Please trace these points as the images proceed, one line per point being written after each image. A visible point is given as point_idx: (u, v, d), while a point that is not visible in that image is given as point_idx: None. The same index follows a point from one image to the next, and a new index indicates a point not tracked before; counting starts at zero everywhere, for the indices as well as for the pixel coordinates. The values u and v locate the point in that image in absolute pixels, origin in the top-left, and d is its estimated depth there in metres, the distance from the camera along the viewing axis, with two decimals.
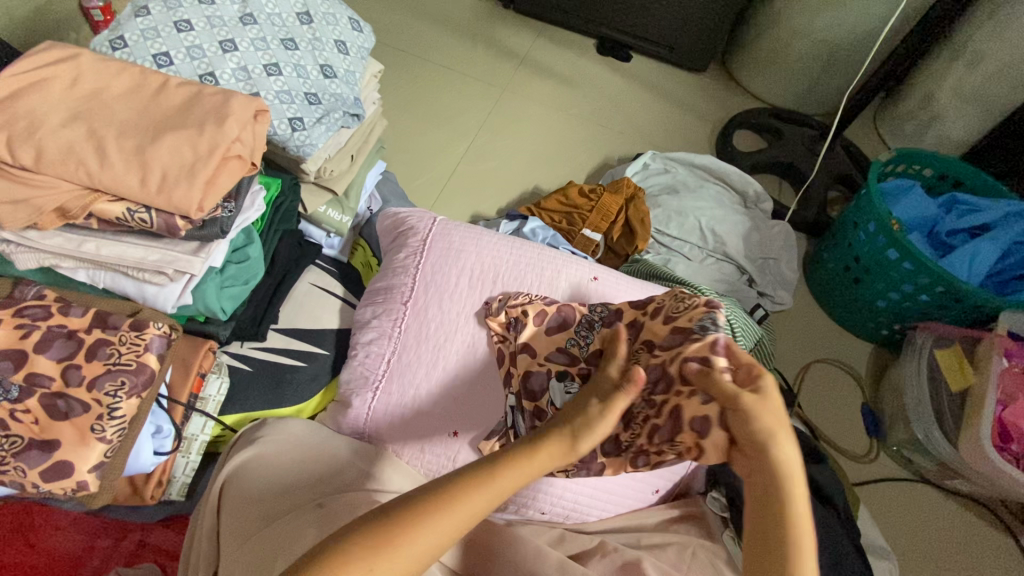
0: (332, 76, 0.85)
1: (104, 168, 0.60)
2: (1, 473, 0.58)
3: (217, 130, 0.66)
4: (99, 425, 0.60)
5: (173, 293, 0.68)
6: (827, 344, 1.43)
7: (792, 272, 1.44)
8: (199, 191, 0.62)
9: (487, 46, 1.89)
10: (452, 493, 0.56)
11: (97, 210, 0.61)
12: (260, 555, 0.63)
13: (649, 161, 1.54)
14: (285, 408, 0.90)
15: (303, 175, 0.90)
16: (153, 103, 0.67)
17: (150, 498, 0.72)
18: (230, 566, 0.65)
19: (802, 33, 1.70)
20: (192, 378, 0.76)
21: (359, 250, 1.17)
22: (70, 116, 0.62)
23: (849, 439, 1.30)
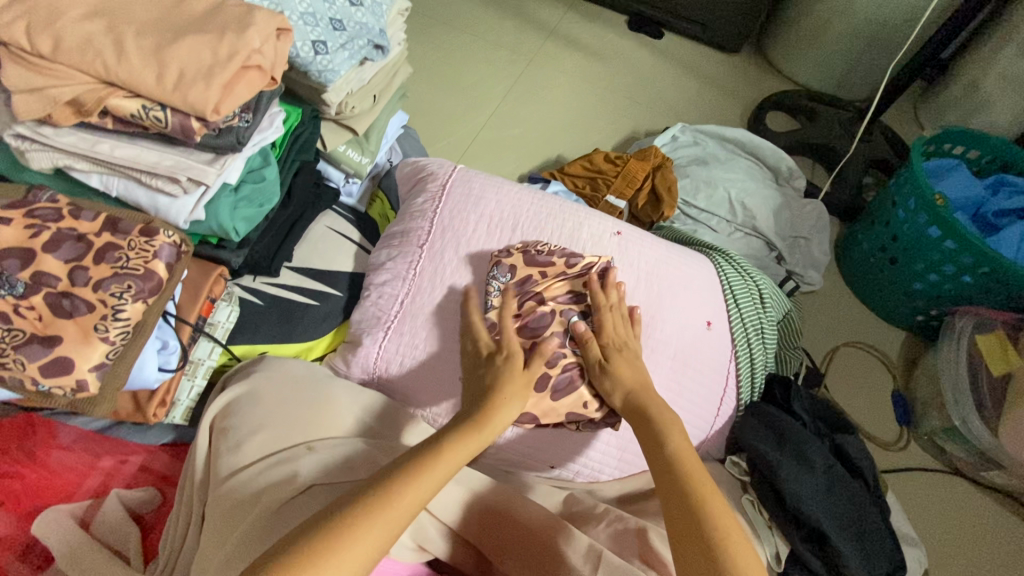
0: (358, 4, 0.82)
1: (121, 62, 0.58)
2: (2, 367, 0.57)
3: (238, 37, 0.64)
4: (103, 325, 0.58)
5: (186, 206, 0.66)
6: (857, 328, 1.37)
7: (823, 253, 1.38)
8: (217, 92, 0.60)
9: (516, 17, 1.85)
10: (400, 486, 0.53)
11: (111, 105, 0.60)
12: (243, 497, 0.65)
13: (678, 133, 1.49)
14: (294, 345, 0.87)
15: (324, 108, 0.88)
16: (175, 9, 0.66)
17: (153, 417, 0.70)
18: (215, 504, 0.66)
19: (845, 12, 1.61)
20: (201, 301, 0.74)
21: (377, 202, 1.15)
22: (91, 12, 0.61)
23: (878, 426, 1.23)
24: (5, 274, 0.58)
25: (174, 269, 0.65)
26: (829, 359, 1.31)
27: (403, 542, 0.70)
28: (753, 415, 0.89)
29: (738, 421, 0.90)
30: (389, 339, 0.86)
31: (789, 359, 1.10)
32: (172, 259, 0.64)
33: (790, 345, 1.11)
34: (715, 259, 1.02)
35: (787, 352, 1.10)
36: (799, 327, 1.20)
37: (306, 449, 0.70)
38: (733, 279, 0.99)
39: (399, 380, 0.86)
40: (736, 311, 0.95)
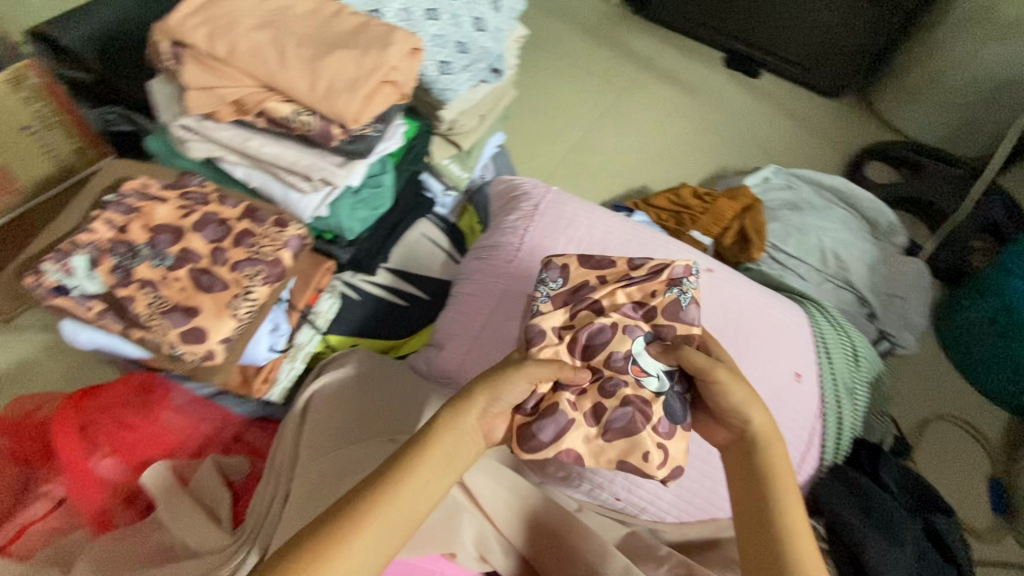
0: (483, 29, 0.87)
1: (282, 70, 0.65)
2: (145, 329, 0.63)
3: (380, 55, 0.69)
4: (234, 302, 0.65)
5: (313, 203, 0.72)
6: (951, 401, 1.26)
7: (921, 316, 1.27)
8: (358, 103, 0.66)
9: (612, 47, 1.88)
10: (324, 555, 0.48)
11: (268, 108, 0.66)
12: (328, 473, 0.69)
13: (771, 175, 1.45)
14: (383, 341, 0.92)
15: (437, 124, 0.93)
16: (328, 25, 0.73)
17: (256, 392, 0.75)
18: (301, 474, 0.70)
19: (963, 65, 1.54)
20: (310, 291, 0.79)
21: (467, 214, 1.19)
22: (259, 23, 0.68)
23: (968, 511, 1.13)
24: (157, 247, 0.66)
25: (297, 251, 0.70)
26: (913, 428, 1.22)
27: (468, 551, 0.71)
28: (838, 479, 0.84)
29: (818, 482, 0.86)
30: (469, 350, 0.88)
31: (876, 425, 1.03)
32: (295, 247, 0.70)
33: (877, 410, 1.04)
34: (807, 308, 0.98)
35: (876, 418, 1.03)
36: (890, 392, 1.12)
37: (390, 442, 0.73)
38: (826, 332, 0.95)
39: None
40: (828, 365, 0.91)
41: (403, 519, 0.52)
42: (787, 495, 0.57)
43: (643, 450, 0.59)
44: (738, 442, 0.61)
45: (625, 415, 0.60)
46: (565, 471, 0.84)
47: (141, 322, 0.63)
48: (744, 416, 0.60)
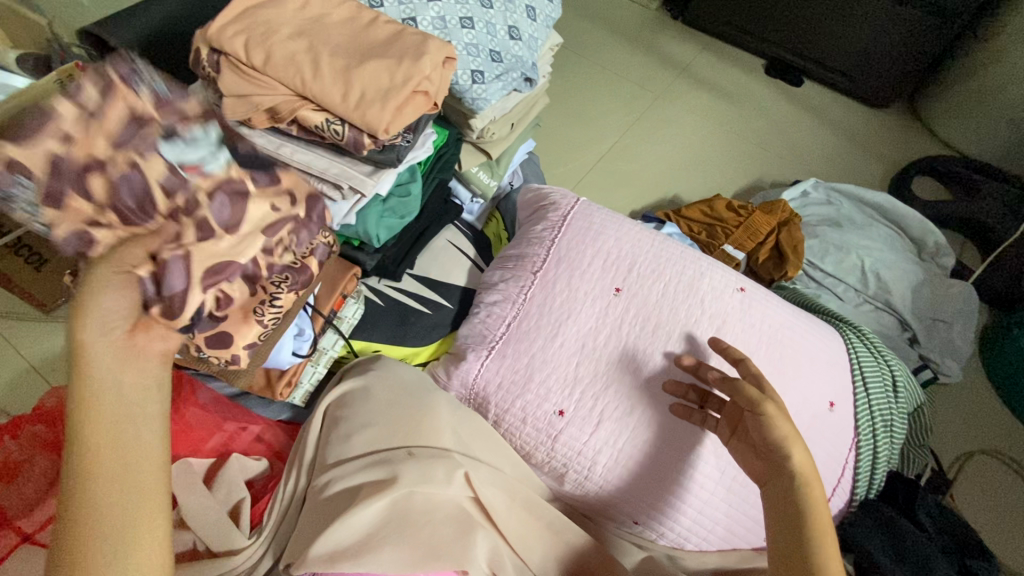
0: (517, 38, 0.86)
1: (315, 79, 0.65)
2: None
3: (413, 64, 0.69)
4: (260, 309, 0.64)
5: (341, 210, 0.72)
6: (995, 434, 1.20)
7: (965, 341, 1.22)
8: (389, 114, 0.66)
9: (649, 52, 1.85)
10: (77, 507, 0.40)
11: (301, 116, 0.67)
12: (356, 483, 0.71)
13: (810, 189, 1.40)
14: (404, 347, 0.91)
15: (467, 132, 0.92)
16: (363, 33, 0.73)
17: (279, 395, 0.77)
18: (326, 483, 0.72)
19: (1022, 78, 1.46)
20: (336, 295, 0.80)
21: (493, 222, 1.18)
22: (295, 32, 0.69)
23: (1012, 554, 1.06)
24: None
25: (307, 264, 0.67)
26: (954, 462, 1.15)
27: (480, 567, 0.71)
28: (869, 515, 0.80)
29: (850, 517, 0.81)
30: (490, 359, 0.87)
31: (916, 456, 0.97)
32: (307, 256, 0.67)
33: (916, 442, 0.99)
34: (843, 332, 0.94)
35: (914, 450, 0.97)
36: (930, 423, 1.06)
37: (408, 454, 0.74)
38: (863, 359, 0.91)
39: (495, 398, 0.86)
40: (865, 395, 0.87)
41: (136, 455, 0.41)
42: (825, 531, 0.60)
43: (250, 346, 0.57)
44: (770, 468, 0.66)
45: (224, 202, 0.47)
46: (582, 490, 0.83)
47: None
48: (784, 448, 0.65)
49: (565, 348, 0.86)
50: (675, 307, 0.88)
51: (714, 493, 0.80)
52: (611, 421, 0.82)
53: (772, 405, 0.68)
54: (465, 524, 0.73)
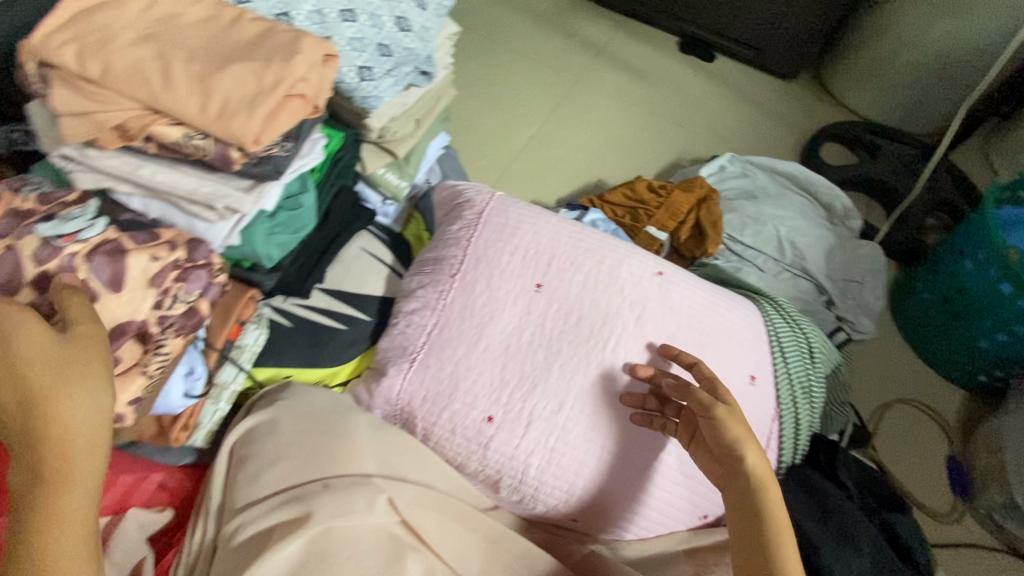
0: (407, 29, 0.80)
1: (167, 89, 0.58)
2: None
3: (284, 66, 0.63)
4: (144, 359, 0.59)
5: (221, 232, 0.66)
6: (908, 382, 1.27)
7: (877, 299, 1.28)
8: (258, 123, 0.59)
9: (565, 35, 1.82)
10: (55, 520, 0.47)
11: (156, 132, 0.60)
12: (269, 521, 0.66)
13: (727, 163, 1.42)
14: (318, 370, 0.86)
15: (366, 132, 0.87)
16: (225, 34, 0.65)
17: (174, 441, 0.70)
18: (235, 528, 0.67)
19: (914, 43, 1.52)
20: (230, 324, 0.73)
21: (412, 222, 1.11)
22: (141, 37, 0.61)
23: (928, 494, 1.14)
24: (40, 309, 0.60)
25: (167, 312, 0.61)
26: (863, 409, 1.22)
27: None
28: (794, 480, 0.83)
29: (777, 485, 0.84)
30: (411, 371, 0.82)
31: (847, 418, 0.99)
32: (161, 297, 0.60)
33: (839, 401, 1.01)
34: (760, 304, 0.96)
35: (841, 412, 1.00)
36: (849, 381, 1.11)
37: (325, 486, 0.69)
38: (780, 329, 0.93)
39: (421, 412, 0.82)
40: (784, 365, 0.89)
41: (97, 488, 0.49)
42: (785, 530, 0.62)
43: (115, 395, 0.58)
44: (727, 473, 0.67)
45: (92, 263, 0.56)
46: (518, 494, 0.81)
47: None
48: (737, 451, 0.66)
49: (489, 352, 0.83)
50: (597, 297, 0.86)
51: (647, 480, 0.80)
52: (541, 422, 0.80)
53: (724, 408, 0.69)
54: (395, 551, 0.68)
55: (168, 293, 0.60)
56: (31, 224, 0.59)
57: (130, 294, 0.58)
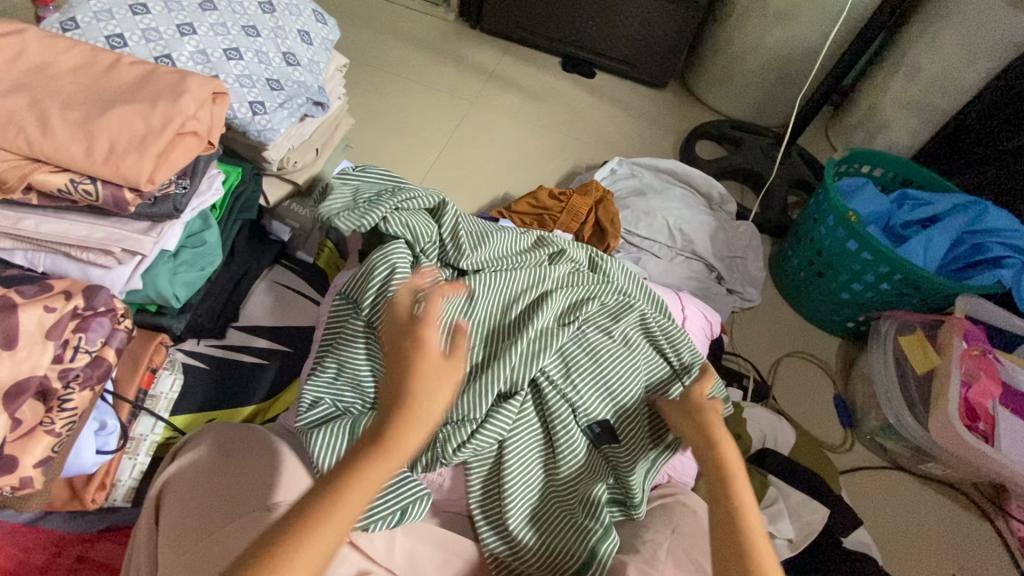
0: (295, 64, 0.84)
1: (45, 136, 0.57)
2: None
3: (171, 105, 0.63)
4: (47, 417, 0.56)
5: (121, 276, 0.64)
6: (797, 337, 1.43)
7: (758, 270, 1.45)
8: (150, 162, 0.60)
9: (455, 62, 1.90)
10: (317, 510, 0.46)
11: (37, 181, 0.58)
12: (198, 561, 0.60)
13: (616, 166, 1.56)
14: (244, 409, 0.83)
15: (265, 165, 0.87)
16: (103, 79, 0.65)
17: (92, 502, 0.65)
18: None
19: (754, 48, 1.71)
20: (142, 373, 0.71)
21: (326, 250, 1.02)
22: (11, 88, 0.60)
23: (826, 430, 1.29)
24: None
25: (70, 364, 0.58)
26: (737, 356, 1.36)
27: None
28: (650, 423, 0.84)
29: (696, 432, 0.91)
30: (328, 412, 0.78)
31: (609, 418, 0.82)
32: (61, 349, 0.57)
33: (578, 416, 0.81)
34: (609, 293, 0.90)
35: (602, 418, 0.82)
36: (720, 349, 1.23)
37: (262, 514, 0.65)
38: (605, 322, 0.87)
39: None
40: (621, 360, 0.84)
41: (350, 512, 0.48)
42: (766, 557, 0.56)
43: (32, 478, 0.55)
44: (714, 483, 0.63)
45: None
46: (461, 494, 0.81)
47: None
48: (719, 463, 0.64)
49: None
50: (506, 292, 0.86)
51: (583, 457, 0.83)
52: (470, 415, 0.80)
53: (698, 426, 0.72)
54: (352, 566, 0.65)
55: (68, 345, 0.58)
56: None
57: (25, 350, 0.55)
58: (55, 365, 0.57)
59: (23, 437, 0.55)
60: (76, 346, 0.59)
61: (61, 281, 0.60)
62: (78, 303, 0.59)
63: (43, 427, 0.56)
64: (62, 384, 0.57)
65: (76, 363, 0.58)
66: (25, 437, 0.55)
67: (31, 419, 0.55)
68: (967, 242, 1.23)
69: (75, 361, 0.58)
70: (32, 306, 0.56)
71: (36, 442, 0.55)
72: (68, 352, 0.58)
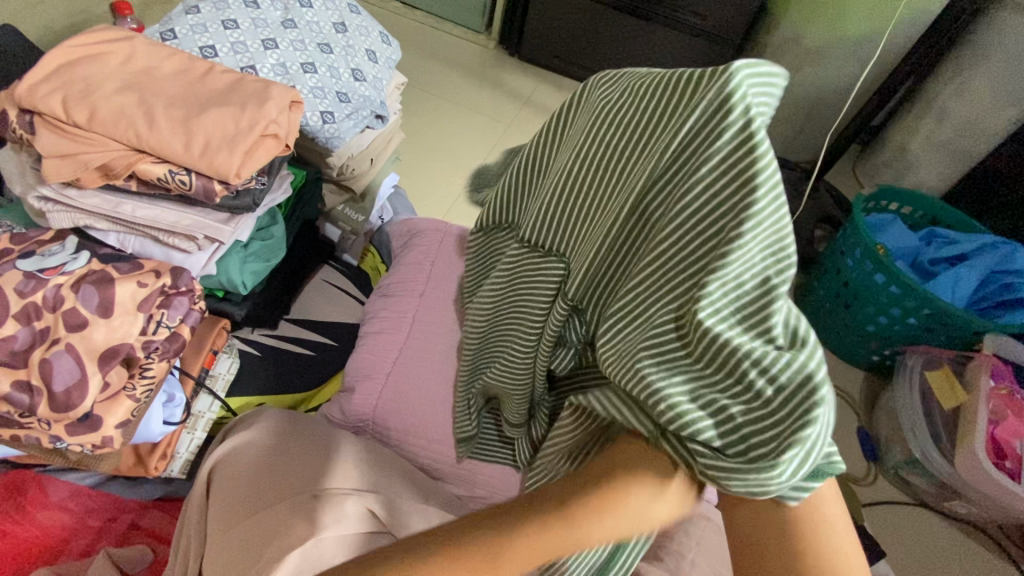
0: (362, 79, 0.91)
1: (152, 130, 0.64)
2: (23, 427, 0.59)
3: (258, 110, 0.69)
4: (130, 383, 0.62)
5: (199, 262, 0.70)
6: None
7: None
8: (239, 159, 0.66)
9: (493, 87, 1.99)
10: None
11: (139, 170, 0.65)
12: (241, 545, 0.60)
13: None
14: (289, 397, 0.87)
15: (326, 170, 0.94)
16: (199, 83, 0.71)
17: (154, 469, 0.71)
18: (216, 551, 0.62)
19: (785, 86, 1.76)
20: (204, 354, 0.77)
21: (368, 255, 1.11)
22: (122, 86, 0.67)
23: (848, 462, 1.28)
24: (25, 348, 0.58)
25: (152, 337, 0.63)
26: None
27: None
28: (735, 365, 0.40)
29: None
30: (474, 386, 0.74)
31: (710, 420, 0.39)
32: (147, 322, 0.63)
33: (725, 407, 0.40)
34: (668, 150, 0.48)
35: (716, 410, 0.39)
36: None
37: (311, 499, 0.63)
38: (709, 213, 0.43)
39: (393, 424, 0.81)
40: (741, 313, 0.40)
41: None
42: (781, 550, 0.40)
43: (107, 437, 0.61)
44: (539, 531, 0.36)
45: (91, 293, 0.60)
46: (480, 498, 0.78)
47: (17, 422, 0.58)
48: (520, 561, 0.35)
49: None
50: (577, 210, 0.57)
51: None
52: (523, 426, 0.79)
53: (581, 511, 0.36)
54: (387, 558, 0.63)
55: (152, 319, 0.63)
56: (10, 261, 0.61)
57: (119, 319, 0.61)
58: (139, 338, 0.62)
59: (107, 398, 0.60)
60: (155, 321, 0.63)
61: (150, 261, 0.66)
62: (162, 280, 0.64)
63: (124, 391, 0.61)
64: (146, 353, 0.63)
65: (157, 336, 0.63)
66: (105, 397, 0.60)
67: (115, 382, 0.60)
68: (996, 281, 1.24)
69: (156, 335, 0.63)
70: (124, 282, 0.62)
71: (114, 404, 0.60)
72: (148, 327, 0.63)
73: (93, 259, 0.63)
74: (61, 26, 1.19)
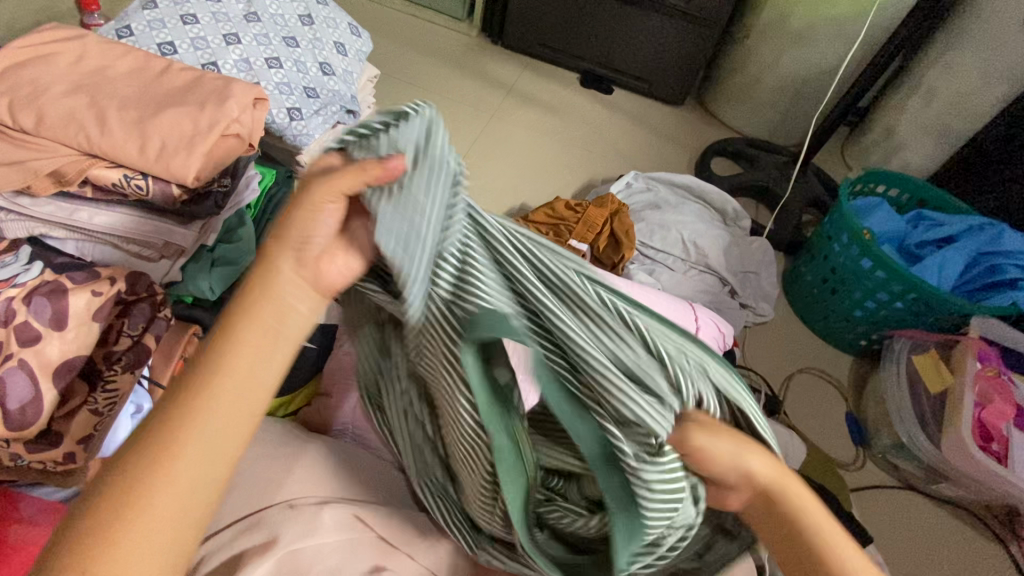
0: (330, 73, 0.88)
1: (104, 134, 0.62)
2: None
3: (218, 109, 0.66)
4: (92, 397, 0.61)
5: (162, 270, 0.69)
6: (809, 353, 1.44)
7: (772, 286, 1.47)
8: (197, 161, 0.63)
9: (476, 76, 1.96)
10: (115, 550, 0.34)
11: (93, 175, 0.63)
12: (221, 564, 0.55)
13: (632, 180, 1.58)
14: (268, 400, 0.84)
15: (298, 168, 0.92)
16: (156, 82, 0.68)
17: None
18: None
19: (771, 68, 1.73)
20: (173, 363, 0.75)
21: None
22: (72, 88, 0.64)
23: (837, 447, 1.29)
24: None
25: (114, 348, 0.63)
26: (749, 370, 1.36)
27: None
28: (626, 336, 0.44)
29: None
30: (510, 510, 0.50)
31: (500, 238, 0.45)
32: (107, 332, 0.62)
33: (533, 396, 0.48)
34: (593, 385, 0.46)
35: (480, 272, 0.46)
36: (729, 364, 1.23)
37: (284, 508, 0.56)
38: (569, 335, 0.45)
39: None
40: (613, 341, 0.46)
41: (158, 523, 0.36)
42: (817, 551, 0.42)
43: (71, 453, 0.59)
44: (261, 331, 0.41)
45: (43, 306, 0.58)
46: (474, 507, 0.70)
47: None
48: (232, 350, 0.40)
49: None
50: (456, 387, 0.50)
51: None
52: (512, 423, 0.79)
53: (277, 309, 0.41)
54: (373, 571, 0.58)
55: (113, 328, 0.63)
56: None
57: (74, 332, 0.59)
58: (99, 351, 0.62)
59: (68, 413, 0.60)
60: (114, 330, 0.63)
61: (107, 268, 0.64)
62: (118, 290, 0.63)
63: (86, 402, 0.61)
64: (107, 366, 0.62)
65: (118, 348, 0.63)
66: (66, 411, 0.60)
67: (78, 395, 0.60)
68: (982, 263, 1.24)
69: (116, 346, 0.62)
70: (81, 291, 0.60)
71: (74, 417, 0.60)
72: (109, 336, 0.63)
73: (47, 269, 0.62)
74: (24, 24, 1.15)
